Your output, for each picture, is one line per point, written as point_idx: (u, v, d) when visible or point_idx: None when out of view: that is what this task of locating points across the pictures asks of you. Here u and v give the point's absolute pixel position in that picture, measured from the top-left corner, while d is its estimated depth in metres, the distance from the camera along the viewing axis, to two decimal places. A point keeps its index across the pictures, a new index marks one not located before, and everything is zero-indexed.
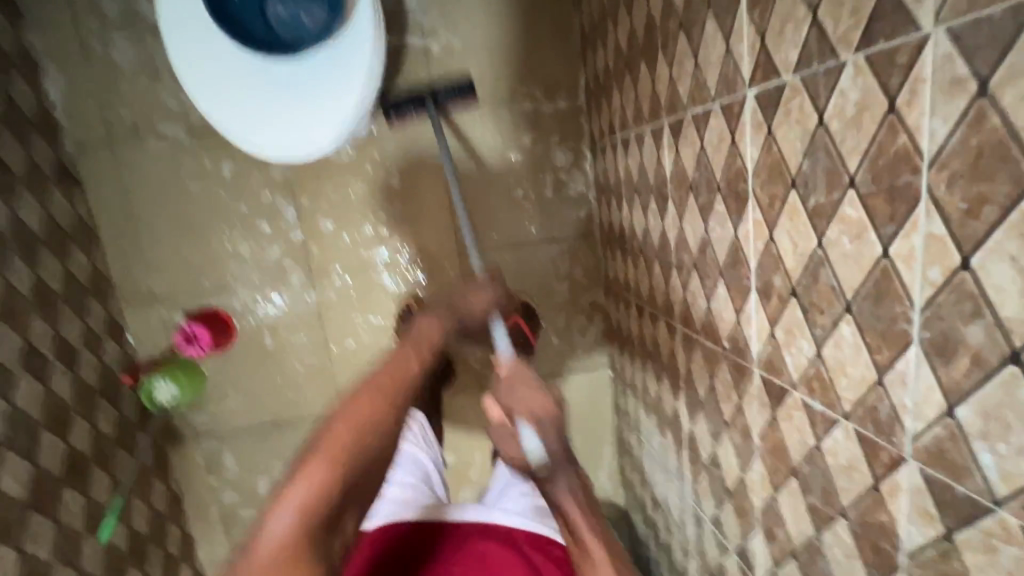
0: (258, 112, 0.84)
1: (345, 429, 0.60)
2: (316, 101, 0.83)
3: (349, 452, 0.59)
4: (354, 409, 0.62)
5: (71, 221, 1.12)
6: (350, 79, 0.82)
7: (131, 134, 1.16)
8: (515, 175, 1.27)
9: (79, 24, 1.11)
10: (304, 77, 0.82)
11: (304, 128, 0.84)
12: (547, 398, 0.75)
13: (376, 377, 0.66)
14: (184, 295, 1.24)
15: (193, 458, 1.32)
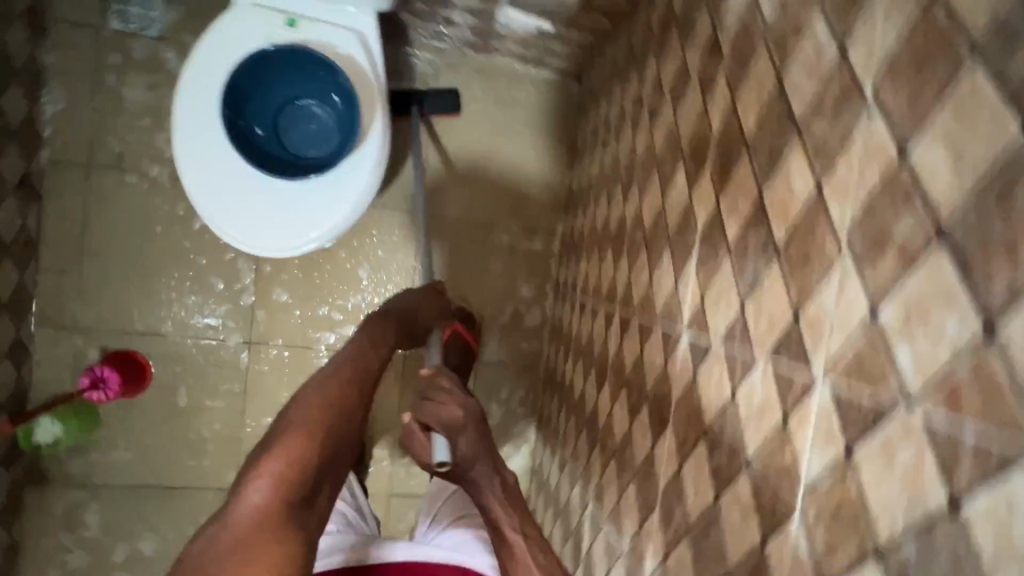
0: (248, 212, 0.83)
1: (315, 403, 0.55)
2: (307, 213, 0.84)
3: (326, 429, 0.53)
4: (324, 388, 0.57)
5: (15, 232, 1.08)
6: (345, 196, 0.84)
7: (113, 165, 1.16)
8: (494, 247, 1.32)
9: (102, 56, 1.14)
10: (301, 193, 0.84)
11: (291, 233, 0.83)
12: (458, 404, 0.66)
13: (339, 365, 0.61)
14: (109, 331, 1.18)
15: (52, 505, 1.19)
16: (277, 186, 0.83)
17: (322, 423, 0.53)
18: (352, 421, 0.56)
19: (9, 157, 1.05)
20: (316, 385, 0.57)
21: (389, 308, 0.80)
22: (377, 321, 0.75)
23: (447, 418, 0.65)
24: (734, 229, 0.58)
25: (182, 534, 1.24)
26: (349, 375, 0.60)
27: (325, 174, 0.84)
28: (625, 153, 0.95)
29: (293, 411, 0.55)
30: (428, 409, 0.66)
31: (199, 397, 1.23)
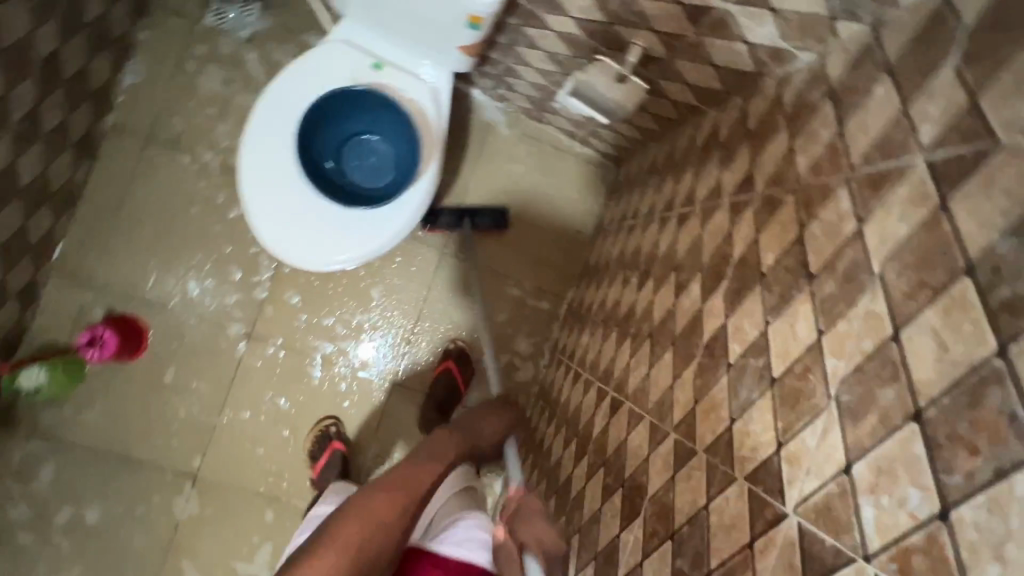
0: (291, 220, 0.88)
1: (364, 516, 0.62)
2: (345, 236, 0.89)
3: (364, 545, 0.61)
4: (378, 501, 0.64)
5: (62, 183, 1.13)
6: (384, 230, 0.89)
7: (171, 142, 1.23)
8: (502, 297, 1.37)
9: (191, 45, 1.23)
10: (345, 216, 0.89)
11: (326, 250, 0.88)
12: (559, 534, 0.69)
13: (395, 478, 0.67)
14: (120, 294, 1.21)
15: (11, 452, 1.18)
16: (325, 204, 0.89)
17: (363, 543, 0.60)
18: (387, 545, 0.62)
19: (80, 115, 1.11)
20: (368, 501, 0.64)
21: (461, 420, 0.82)
22: (443, 435, 0.77)
23: (549, 548, 0.68)
24: (736, 350, 0.63)
25: (131, 510, 1.23)
26: (398, 497, 0.65)
27: (371, 208, 0.90)
28: (648, 247, 1.02)
29: (339, 522, 0.61)
30: (530, 528, 0.69)
31: (187, 377, 1.25)
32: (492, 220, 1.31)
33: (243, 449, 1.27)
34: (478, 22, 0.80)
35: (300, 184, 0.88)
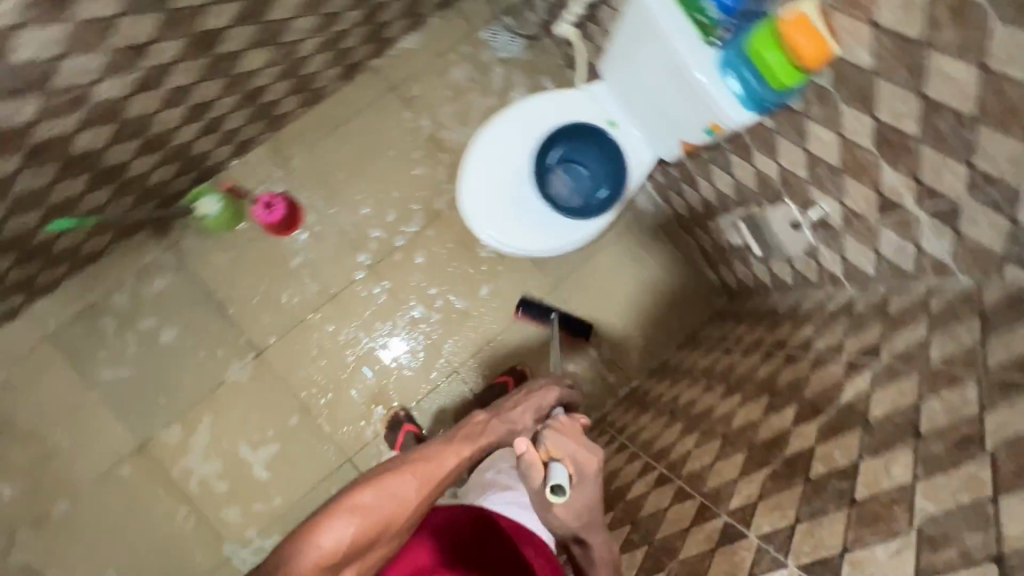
0: (499, 207, 1.09)
1: (381, 490, 0.69)
2: (535, 231, 1.10)
3: (380, 519, 0.67)
4: (395, 480, 0.71)
5: (319, 86, 1.37)
6: (566, 238, 1.10)
7: (405, 99, 1.46)
8: (577, 352, 1.48)
9: (462, 41, 1.49)
10: (541, 217, 1.10)
11: (516, 236, 1.09)
12: (589, 452, 0.77)
13: (415, 463, 0.74)
14: (299, 183, 1.41)
15: (145, 252, 1.34)
16: (529, 203, 1.10)
17: (375, 514, 0.67)
18: (400, 515, 0.69)
19: (362, 49, 1.36)
20: (386, 479, 0.70)
21: (500, 407, 0.89)
22: (479, 422, 0.84)
23: (577, 457, 0.76)
24: (819, 470, 0.71)
25: (197, 350, 1.35)
26: (416, 480, 0.72)
27: (563, 218, 1.11)
28: (742, 370, 1.11)
29: (358, 499, 0.68)
30: (563, 442, 0.77)
31: (304, 273, 1.40)
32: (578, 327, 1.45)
33: (309, 353, 1.39)
34: (715, 129, 0.94)
35: (516, 181, 1.10)
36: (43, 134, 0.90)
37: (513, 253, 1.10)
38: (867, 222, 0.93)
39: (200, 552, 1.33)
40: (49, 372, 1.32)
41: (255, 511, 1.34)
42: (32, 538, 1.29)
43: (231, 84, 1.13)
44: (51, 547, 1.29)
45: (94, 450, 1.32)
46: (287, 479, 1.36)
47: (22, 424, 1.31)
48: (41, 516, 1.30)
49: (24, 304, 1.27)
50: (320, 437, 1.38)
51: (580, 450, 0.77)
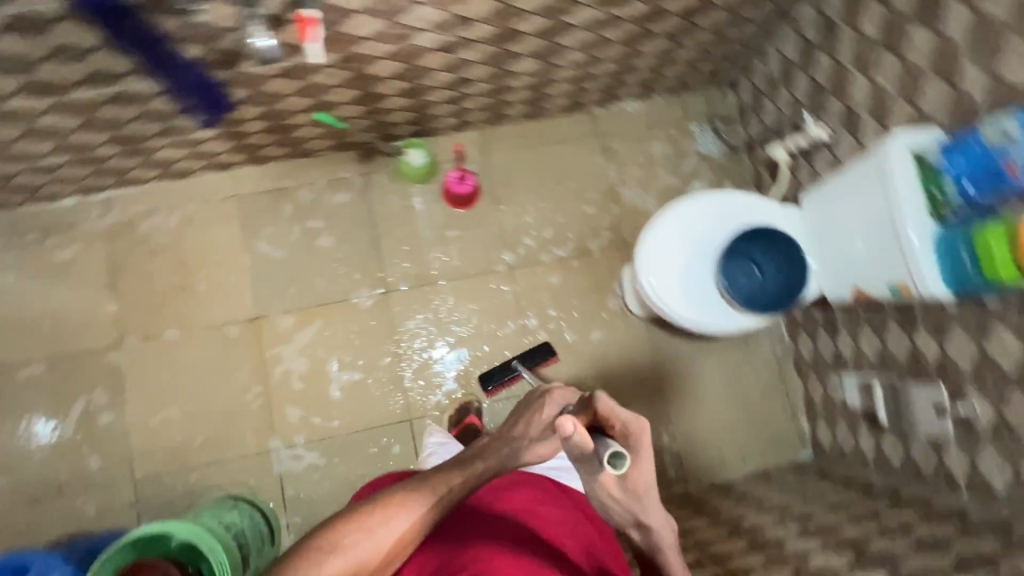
0: (670, 272, 1.20)
1: (349, 531, 0.79)
2: (695, 304, 1.19)
3: (354, 556, 0.77)
4: (362, 518, 0.81)
5: (547, 109, 1.55)
6: (721, 320, 1.20)
7: (606, 148, 1.61)
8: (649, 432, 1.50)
9: (674, 123, 1.63)
10: (704, 295, 1.20)
11: (678, 301, 1.19)
12: (631, 423, 0.83)
13: (388, 500, 0.84)
14: (488, 174, 1.56)
15: (344, 168, 1.52)
16: (697, 280, 1.20)
17: (353, 552, 0.77)
18: (375, 553, 0.79)
19: (594, 95, 1.54)
20: (356, 524, 0.80)
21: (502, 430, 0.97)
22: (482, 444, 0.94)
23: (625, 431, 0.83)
24: None
25: (340, 265, 1.49)
26: (386, 519, 0.81)
27: (723, 304, 1.20)
28: (821, 521, 1.10)
29: (328, 539, 0.77)
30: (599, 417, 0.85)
31: (454, 245, 1.53)
32: (538, 357, 1.45)
33: (424, 314, 1.50)
34: (903, 291, 1.01)
35: (691, 257, 1.20)
36: (361, 51, 1.10)
37: (669, 314, 1.21)
38: (1017, 439, 0.93)
39: (252, 432, 1.41)
40: (220, 226, 1.49)
41: (312, 424, 1.43)
42: (134, 348, 1.43)
43: (495, 75, 1.31)
44: (143, 363, 1.43)
45: (217, 303, 1.46)
46: (352, 408, 1.44)
47: (179, 255, 1.48)
48: (151, 334, 1.44)
49: (239, 164, 1.47)
50: (396, 388, 1.46)
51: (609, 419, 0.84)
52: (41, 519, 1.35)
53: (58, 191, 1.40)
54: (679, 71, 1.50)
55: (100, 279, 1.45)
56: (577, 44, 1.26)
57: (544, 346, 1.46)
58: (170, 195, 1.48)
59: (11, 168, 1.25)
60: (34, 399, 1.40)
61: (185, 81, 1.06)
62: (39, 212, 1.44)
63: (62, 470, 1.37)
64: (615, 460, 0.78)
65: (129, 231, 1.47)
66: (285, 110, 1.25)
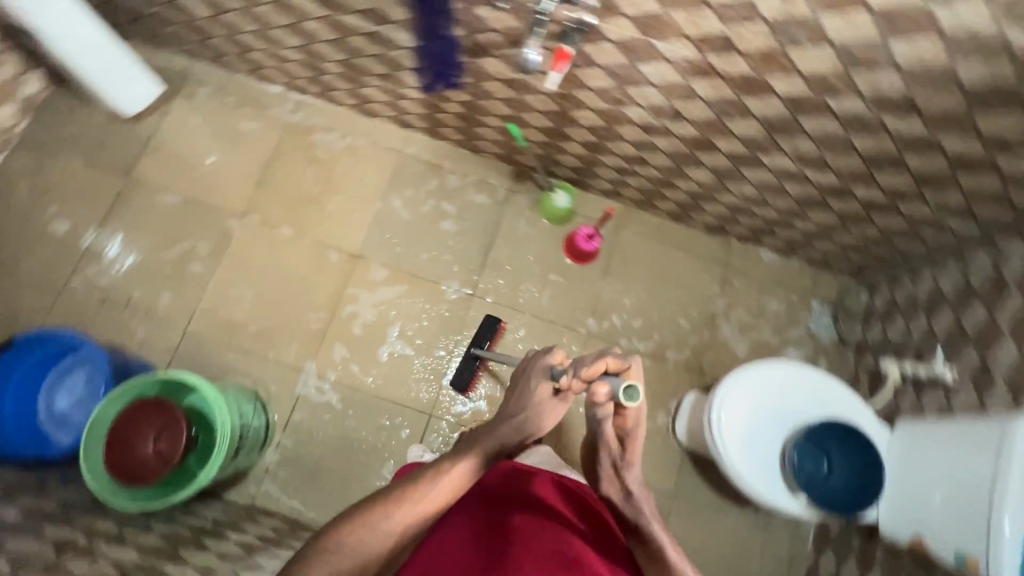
0: (739, 421, 1.19)
1: (354, 532, 0.79)
2: (751, 462, 1.17)
3: (366, 558, 0.78)
4: (368, 516, 0.80)
5: (692, 219, 1.61)
6: (771, 490, 1.16)
7: (726, 280, 1.65)
8: None
9: (799, 291, 1.65)
10: (763, 459, 1.17)
11: (735, 452, 1.17)
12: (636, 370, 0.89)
13: (390, 497, 0.83)
14: (612, 246, 1.63)
15: (496, 177, 1.64)
16: (761, 440, 1.18)
17: (364, 550, 0.78)
18: (382, 548, 0.80)
19: (741, 230, 1.59)
20: (352, 522, 0.80)
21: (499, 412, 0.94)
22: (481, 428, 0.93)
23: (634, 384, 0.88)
24: None
25: (448, 252, 1.58)
26: (393, 516, 0.81)
27: (778, 474, 1.17)
28: None
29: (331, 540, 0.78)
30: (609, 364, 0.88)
31: (551, 288, 1.59)
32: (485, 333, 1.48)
33: (493, 331, 1.54)
34: (970, 564, 0.94)
35: (763, 417, 1.19)
36: (578, 98, 1.21)
37: (722, 460, 1.17)
38: None
39: (298, 347, 1.47)
40: (374, 167, 1.62)
41: (348, 370, 1.47)
42: (252, 224, 1.54)
43: (670, 171, 1.39)
44: (250, 240, 1.53)
45: (336, 225, 1.57)
46: (389, 375, 1.48)
47: (330, 170, 1.61)
48: (270, 221, 1.55)
49: (417, 131, 1.62)
50: (434, 381, 1.49)
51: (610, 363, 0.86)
52: (97, 317, 1.44)
53: (274, 76, 1.59)
54: (829, 249, 1.52)
55: (260, 157, 1.60)
56: (757, 182, 1.31)
57: (490, 318, 1.49)
58: (351, 123, 1.64)
59: (257, 42, 1.44)
60: (154, 220, 1.53)
61: (435, 51, 1.21)
62: (249, 85, 1.64)
63: (137, 287, 1.47)
64: (630, 393, 0.83)
65: (303, 133, 1.62)
66: (485, 109, 1.38)
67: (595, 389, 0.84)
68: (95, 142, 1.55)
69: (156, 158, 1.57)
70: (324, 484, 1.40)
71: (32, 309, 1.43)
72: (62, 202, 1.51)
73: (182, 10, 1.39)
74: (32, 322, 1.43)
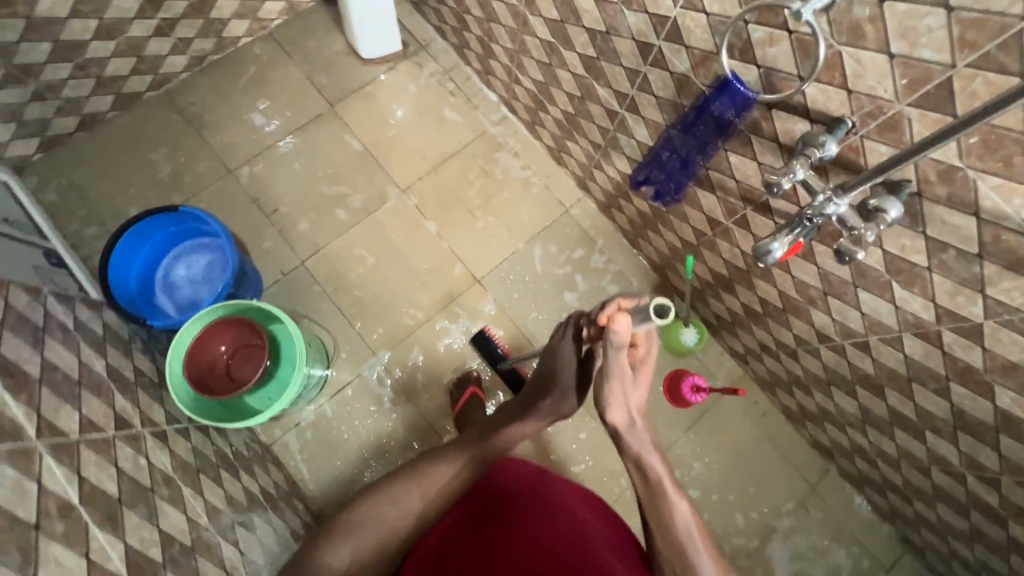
0: None
1: (377, 499, 0.99)
2: None
3: (389, 522, 0.98)
4: (395, 487, 1.00)
5: (804, 425, 1.48)
6: None
7: (802, 502, 1.50)
8: None
9: (873, 559, 1.47)
10: None
11: None
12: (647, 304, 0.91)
13: (413, 474, 1.01)
14: (709, 403, 1.54)
15: (638, 278, 1.59)
16: None
17: (387, 515, 0.98)
18: (401, 523, 0.98)
19: (849, 467, 1.44)
20: (375, 499, 0.99)
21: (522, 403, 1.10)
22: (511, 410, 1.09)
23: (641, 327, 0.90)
24: None
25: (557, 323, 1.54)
26: (415, 492, 1.00)
27: None
28: None
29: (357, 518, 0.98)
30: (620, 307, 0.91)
31: None
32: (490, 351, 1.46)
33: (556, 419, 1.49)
34: None
35: None
36: (770, 273, 1.14)
37: None
38: None
39: (385, 332, 1.49)
40: (536, 209, 1.61)
41: (413, 375, 1.47)
42: (407, 203, 1.59)
43: (815, 379, 1.28)
44: (398, 215, 1.57)
45: (475, 242, 1.58)
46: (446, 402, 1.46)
47: (497, 191, 1.62)
48: (424, 210, 1.59)
49: (591, 199, 1.61)
50: None
51: (617, 303, 0.92)
52: (243, 211, 1.53)
53: (496, 86, 1.63)
54: (933, 543, 1.35)
55: (445, 147, 1.64)
56: (902, 446, 1.18)
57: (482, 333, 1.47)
58: (538, 158, 1.65)
59: (502, 56, 1.48)
60: (330, 152, 1.60)
61: (665, 159, 1.13)
62: (471, 81, 1.69)
63: (287, 205, 1.55)
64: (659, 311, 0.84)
65: (492, 146, 1.65)
66: (670, 225, 1.34)
67: (616, 318, 0.84)
68: (323, 64, 1.66)
69: (363, 103, 1.65)
70: (336, 465, 1.40)
71: (199, 175, 1.54)
72: (270, 100, 1.62)
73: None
74: (193, 187, 1.53)
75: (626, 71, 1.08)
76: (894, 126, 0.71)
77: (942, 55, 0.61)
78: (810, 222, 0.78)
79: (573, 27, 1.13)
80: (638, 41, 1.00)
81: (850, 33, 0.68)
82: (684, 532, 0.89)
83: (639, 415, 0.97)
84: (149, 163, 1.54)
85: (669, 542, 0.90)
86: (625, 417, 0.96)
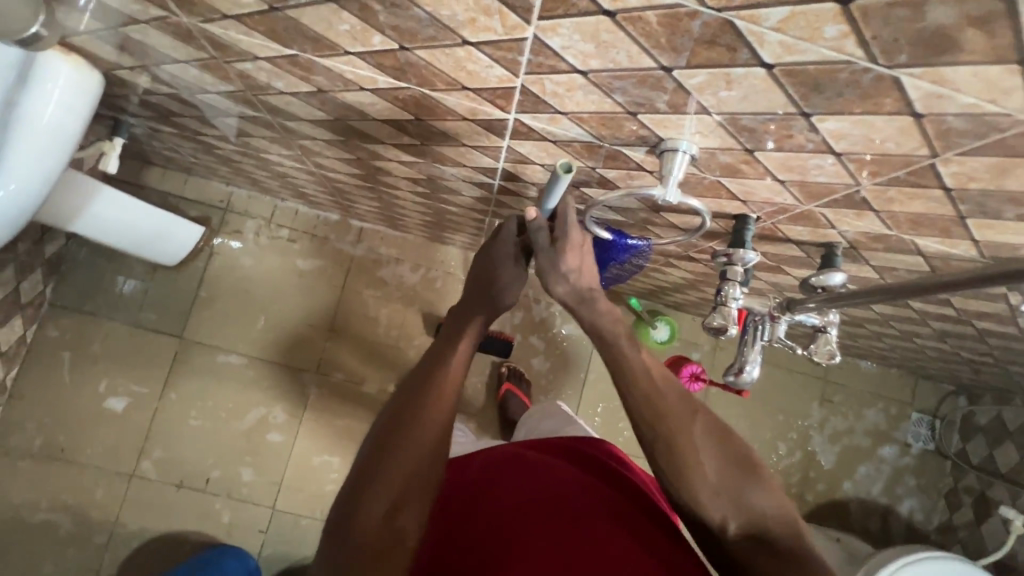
0: None
1: (388, 427, 0.59)
2: None
3: (417, 457, 0.57)
4: (404, 409, 0.60)
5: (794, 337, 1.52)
6: None
7: (824, 396, 1.59)
8: None
9: (897, 401, 1.60)
10: None
11: None
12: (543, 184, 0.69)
13: (418, 383, 0.62)
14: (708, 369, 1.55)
15: None
16: None
17: (413, 451, 0.57)
18: (432, 460, 0.58)
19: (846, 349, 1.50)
20: (384, 436, 0.58)
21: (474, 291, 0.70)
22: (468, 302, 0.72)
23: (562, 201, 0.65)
24: None
25: (539, 394, 1.48)
26: (432, 409, 0.60)
27: None
28: None
29: (377, 463, 0.57)
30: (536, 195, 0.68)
31: None
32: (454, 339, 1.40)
33: None
34: None
35: None
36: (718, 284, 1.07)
37: None
38: None
39: None
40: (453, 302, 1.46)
41: None
42: (329, 379, 1.41)
43: None
44: (329, 398, 1.41)
45: None
46: None
47: (405, 308, 1.45)
48: (349, 374, 1.42)
49: None
50: None
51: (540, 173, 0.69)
52: (177, 503, 1.33)
53: (332, 209, 1.39)
54: (941, 371, 1.46)
55: (324, 298, 1.43)
56: (893, 342, 1.22)
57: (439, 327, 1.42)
58: (422, 251, 1.47)
59: (322, 193, 1.24)
60: (217, 385, 1.38)
61: None
62: (302, 214, 1.44)
63: (216, 466, 1.35)
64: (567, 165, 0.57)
65: (369, 266, 1.45)
66: None
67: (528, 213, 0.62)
68: (139, 299, 1.37)
69: (209, 311, 1.39)
70: None
71: (104, 501, 1.31)
72: (113, 374, 1.34)
73: (233, 165, 1.18)
74: (107, 517, 1.31)
75: (473, 197, 0.92)
76: (806, 217, 0.61)
77: (842, 179, 0.50)
78: (773, 339, 0.71)
79: (386, 176, 0.92)
80: (472, 181, 0.82)
81: (724, 170, 0.55)
82: (652, 384, 0.61)
83: (594, 286, 0.63)
84: (40, 527, 1.29)
85: (641, 402, 0.60)
86: (574, 293, 0.63)
